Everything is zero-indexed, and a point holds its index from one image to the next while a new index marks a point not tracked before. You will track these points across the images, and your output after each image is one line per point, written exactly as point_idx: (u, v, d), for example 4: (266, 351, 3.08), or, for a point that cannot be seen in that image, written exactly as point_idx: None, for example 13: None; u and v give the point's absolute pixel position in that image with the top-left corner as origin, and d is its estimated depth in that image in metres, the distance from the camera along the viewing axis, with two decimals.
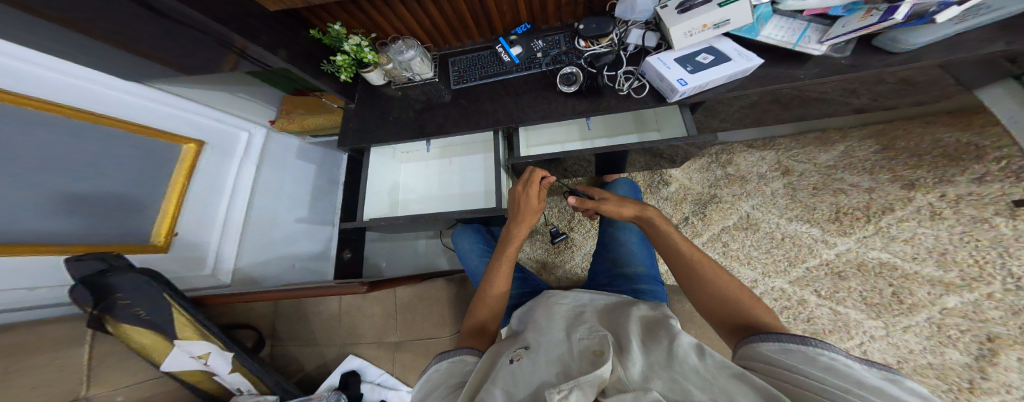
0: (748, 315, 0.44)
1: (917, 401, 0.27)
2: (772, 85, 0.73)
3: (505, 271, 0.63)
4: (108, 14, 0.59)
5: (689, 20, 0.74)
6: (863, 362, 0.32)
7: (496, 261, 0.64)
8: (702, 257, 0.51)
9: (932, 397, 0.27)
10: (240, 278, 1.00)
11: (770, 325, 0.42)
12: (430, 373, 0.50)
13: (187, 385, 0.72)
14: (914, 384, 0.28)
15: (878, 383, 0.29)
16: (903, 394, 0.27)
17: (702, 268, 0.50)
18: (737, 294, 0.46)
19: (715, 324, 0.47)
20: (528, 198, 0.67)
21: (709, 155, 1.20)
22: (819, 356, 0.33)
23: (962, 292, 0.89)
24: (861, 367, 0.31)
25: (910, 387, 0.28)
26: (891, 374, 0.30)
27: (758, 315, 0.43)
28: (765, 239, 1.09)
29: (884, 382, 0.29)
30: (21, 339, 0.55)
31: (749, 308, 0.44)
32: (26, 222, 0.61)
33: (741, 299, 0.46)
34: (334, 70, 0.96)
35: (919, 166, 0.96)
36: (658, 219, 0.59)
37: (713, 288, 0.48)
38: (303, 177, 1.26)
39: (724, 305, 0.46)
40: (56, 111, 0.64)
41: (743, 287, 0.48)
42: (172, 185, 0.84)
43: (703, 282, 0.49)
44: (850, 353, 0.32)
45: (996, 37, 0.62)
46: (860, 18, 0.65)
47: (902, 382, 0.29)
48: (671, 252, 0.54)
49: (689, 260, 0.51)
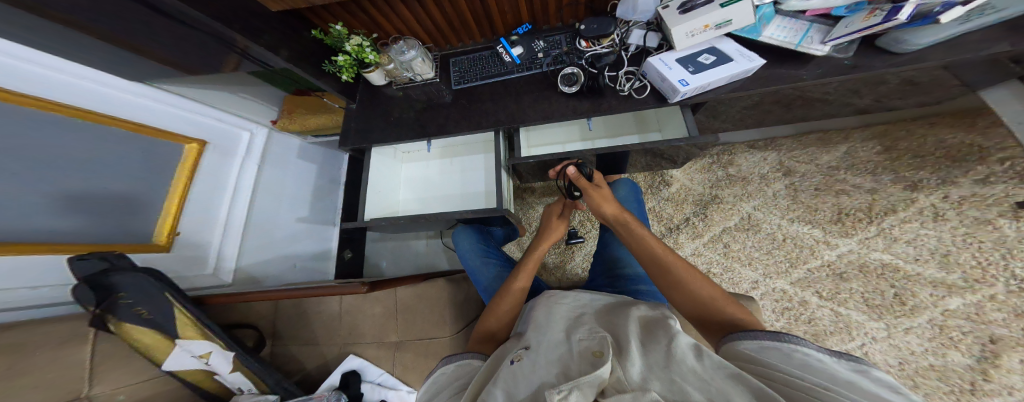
0: (724, 315, 0.43)
1: (887, 393, 0.27)
2: (774, 85, 0.73)
3: (528, 271, 0.63)
4: (110, 14, 0.60)
5: (691, 21, 0.74)
6: (833, 355, 0.32)
7: (519, 266, 0.65)
8: (675, 258, 0.50)
9: (900, 386, 0.27)
10: (242, 277, 1.00)
11: (746, 324, 0.42)
12: (436, 375, 0.50)
13: (188, 385, 0.72)
14: (881, 373, 0.29)
15: (851, 377, 0.29)
16: (879, 389, 0.27)
17: (676, 269, 0.48)
18: (712, 294, 0.46)
19: (695, 324, 0.47)
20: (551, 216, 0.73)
21: (710, 156, 1.20)
22: (795, 352, 0.33)
23: (965, 294, 0.89)
24: (834, 360, 0.32)
25: (878, 377, 0.29)
26: (858, 364, 0.30)
27: (732, 314, 0.43)
28: (767, 240, 1.08)
29: (854, 375, 0.29)
30: (24, 338, 0.56)
31: (724, 307, 0.44)
32: (29, 221, 0.61)
33: (716, 298, 0.45)
34: (336, 70, 0.96)
35: (921, 167, 0.96)
36: (632, 222, 0.58)
37: (688, 290, 0.47)
38: (304, 178, 1.26)
39: (700, 307, 0.46)
40: (56, 110, 0.64)
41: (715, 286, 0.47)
42: (175, 184, 0.84)
43: (679, 286, 0.48)
44: (820, 347, 0.33)
45: (1001, 37, 0.62)
46: (864, 18, 0.65)
47: (871, 372, 0.29)
48: (646, 256, 0.53)
49: (664, 264, 0.50)
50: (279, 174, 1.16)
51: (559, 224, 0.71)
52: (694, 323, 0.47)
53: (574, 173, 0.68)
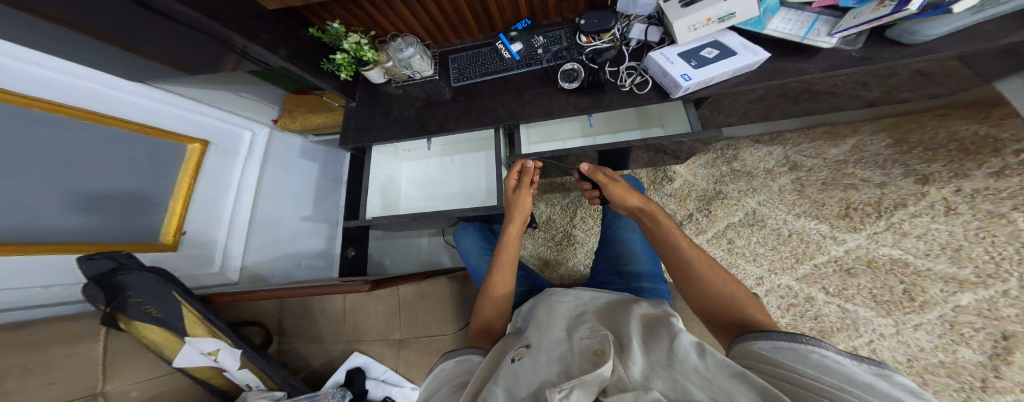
0: (742, 311, 0.43)
1: (905, 398, 0.26)
2: (779, 79, 0.72)
3: (506, 264, 0.63)
4: (110, 15, 0.61)
5: (693, 14, 0.72)
6: (855, 358, 0.31)
7: (495, 262, 0.64)
8: (699, 252, 0.50)
9: (922, 392, 0.26)
10: (247, 275, 1.02)
11: (763, 324, 0.41)
12: (437, 372, 0.50)
13: (198, 382, 0.73)
14: (903, 378, 0.28)
15: (869, 380, 0.28)
16: (895, 392, 0.26)
17: (697, 263, 0.49)
18: (733, 291, 0.46)
19: (701, 318, 0.48)
20: (518, 205, 0.72)
21: (714, 151, 1.18)
22: (810, 354, 0.32)
23: (977, 290, 0.87)
24: (853, 363, 0.31)
25: (899, 381, 0.28)
26: (881, 369, 0.29)
27: (752, 312, 0.43)
28: (772, 236, 1.07)
29: (873, 378, 0.28)
30: (42, 334, 0.58)
31: (743, 306, 0.44)
32: (41, 220, 0.63)
33: (737, 296, 0.45)
34: (334, 68, 0.96)
35: (933, 159, 0.93)
36: (659, 213, 0.59)
37: (708, 287, 0.47)
38: (307, 177, 1.28)
39: (717, 303, 0.46)
40: (68, 113, 0.66)
41: (739, 285, 0.47)
42: (178, 183, 0.85)
43: (697, 280, 0.48)
44: (839, 349, 0.32)
45: (1017, 26, 0.59)
46: (872, 10, 0.62)
47: (892, 376, 0.28)
48: (667, 246, 0.54)
49: (686, 256, 0.50)
50: (281, 173, 1.17)
51: (520, 196, 0.73)
52: (702, 318, 0.48)
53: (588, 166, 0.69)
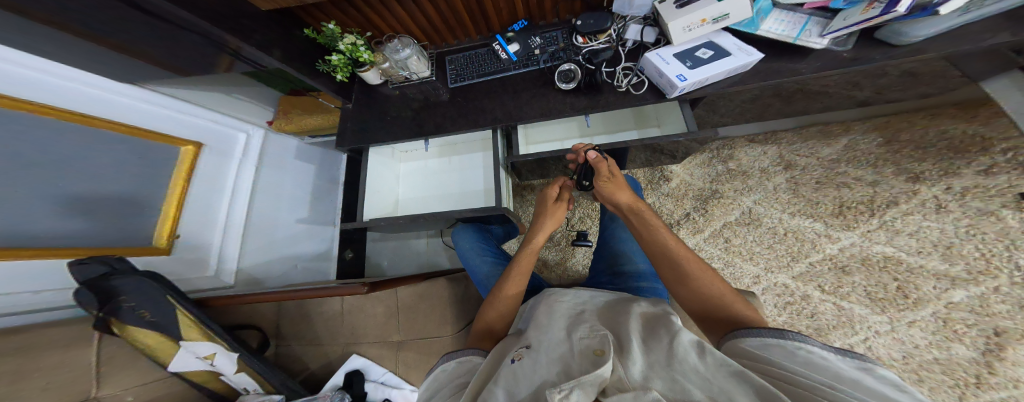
0: (731, 308, 0.44)
1: (892, 392, 0.26)
2: (773, 79, 0.73)
3: (520, 272, 0.63)
4: (103, 15, 0.60)
5: (688, 15, 0.73)
6: (839, 351, 0.32)
7: (509, 268, 0.64)
8: (686, 252, 0.51)
9: (906, 384, 0.27)
10: (243, 278, 1.01)
11: (750, 320, 0.42)
12: (437, 373, 0.50)
13: (195, 385, 0.72)
14: (887, 371, 0.28)
15: (857, 375, 0.28)
16: (883, 387, 0.27)
17: (685, 262, 0.49)
18: (719, 290, 0.46)
19: (693, 316, 0.48)
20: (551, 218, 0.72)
21: (709, 151, 1.19)
22: (798, 350, 0.33)
23: (968, 287, 0.88)
24: (839, 358, 0.31)
25: (883, 375, 0.28)
26: (865, 362, 0.30)
27: (739, 308, 0.43)
28: (768, 234, 1.08)
29: (860, 374, 0.29)
30: (34, 339, 0.57)
31: (731, 304, 0.44)
32: (31, 224, 0.62)
33: (725, 294, 0.46)
34: (330, 70, 0.96)
35: (924, 158, 0.95)
36: (647, 213, 0.59)
37: (697, 286, 0.47)
38: (302, 178, 1.27)
39: (706, 302, 0.46)
40: (60, 117, 0.65)
41: (726, 282, 0.47)
42: (172, 186, 0.85)
43: (686, 280, 0.48)
44: (825, 344, 0.32)
45: (1002, 27, 0.61)
46: (862, 11, 0.64)
47: (875, 370, 0.29)
48: (655, 248, 0.54)
49: (675, 256, 0.50)
50: (277, 175, 1.16)
51: (556, 208, 0.73)
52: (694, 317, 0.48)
53: (595, 154, 0.65)
